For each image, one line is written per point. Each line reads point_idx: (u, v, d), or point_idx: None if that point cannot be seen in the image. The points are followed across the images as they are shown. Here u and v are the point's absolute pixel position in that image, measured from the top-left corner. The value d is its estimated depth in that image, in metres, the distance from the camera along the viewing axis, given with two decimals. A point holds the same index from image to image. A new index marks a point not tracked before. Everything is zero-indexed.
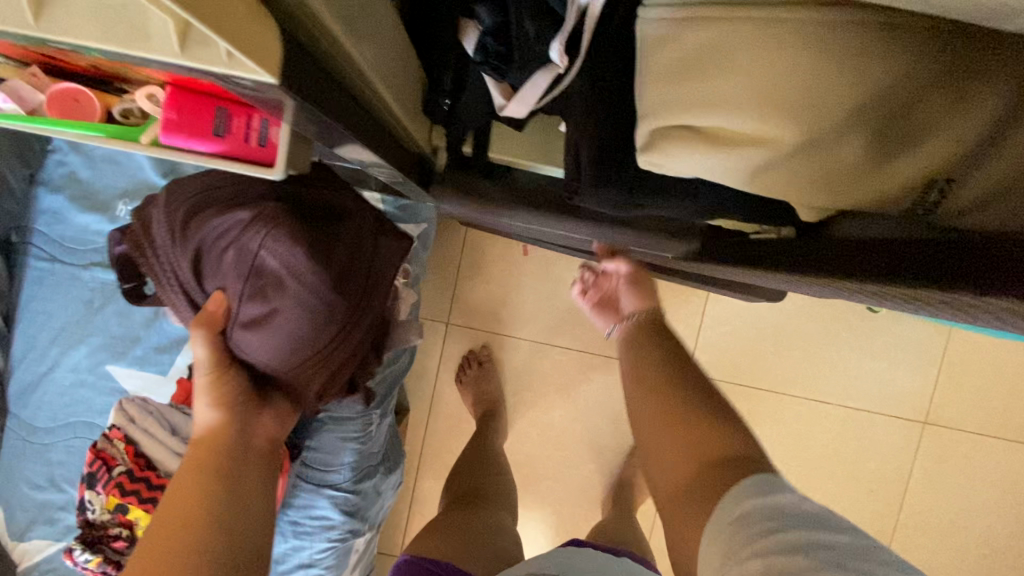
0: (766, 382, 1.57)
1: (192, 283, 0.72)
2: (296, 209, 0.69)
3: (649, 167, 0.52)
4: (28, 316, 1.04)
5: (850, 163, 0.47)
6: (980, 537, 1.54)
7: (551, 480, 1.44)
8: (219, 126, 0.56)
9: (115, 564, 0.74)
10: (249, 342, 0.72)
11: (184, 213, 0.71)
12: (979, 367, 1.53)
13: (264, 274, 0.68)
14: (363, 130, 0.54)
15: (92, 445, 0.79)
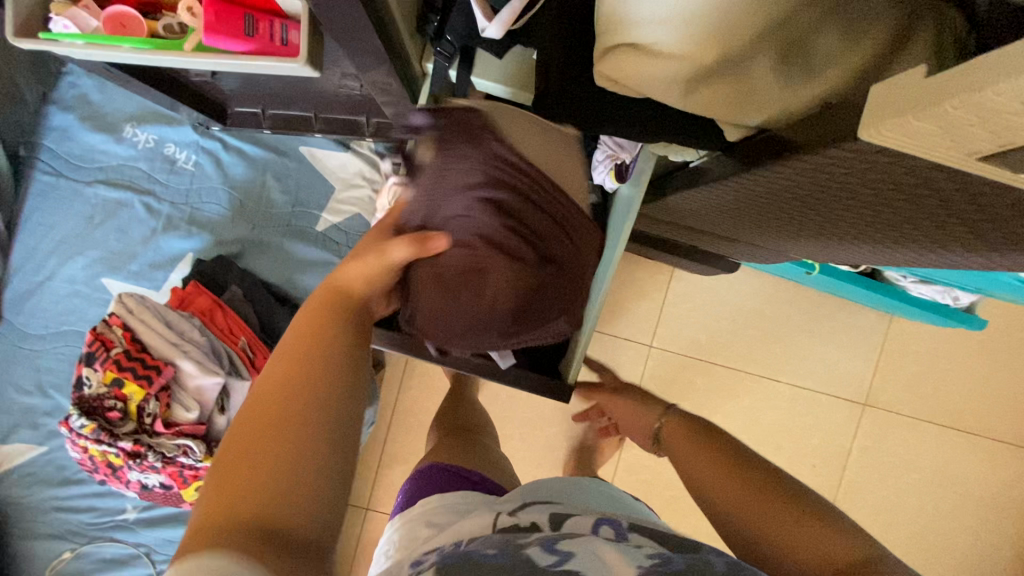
0: (723, 359, 1.57)
1: (448, 217, 0.70)
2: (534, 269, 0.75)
3: (604, 84, 0.63)
4: (29, 226, 1.10)
5: (762, 80, 0.58)
6: (919, 532, 1.49)
7: (518, 440, 1.55)
8: (250, 26, 0.64)
9: (108, 433, 0.81)
10: (426, 297, 0.72)
11: (500, 191, 0.71)
12: (920, 354, 1.53)
13: (477, 282, 0.72)
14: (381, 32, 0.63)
15: (92, 328, 0.86)
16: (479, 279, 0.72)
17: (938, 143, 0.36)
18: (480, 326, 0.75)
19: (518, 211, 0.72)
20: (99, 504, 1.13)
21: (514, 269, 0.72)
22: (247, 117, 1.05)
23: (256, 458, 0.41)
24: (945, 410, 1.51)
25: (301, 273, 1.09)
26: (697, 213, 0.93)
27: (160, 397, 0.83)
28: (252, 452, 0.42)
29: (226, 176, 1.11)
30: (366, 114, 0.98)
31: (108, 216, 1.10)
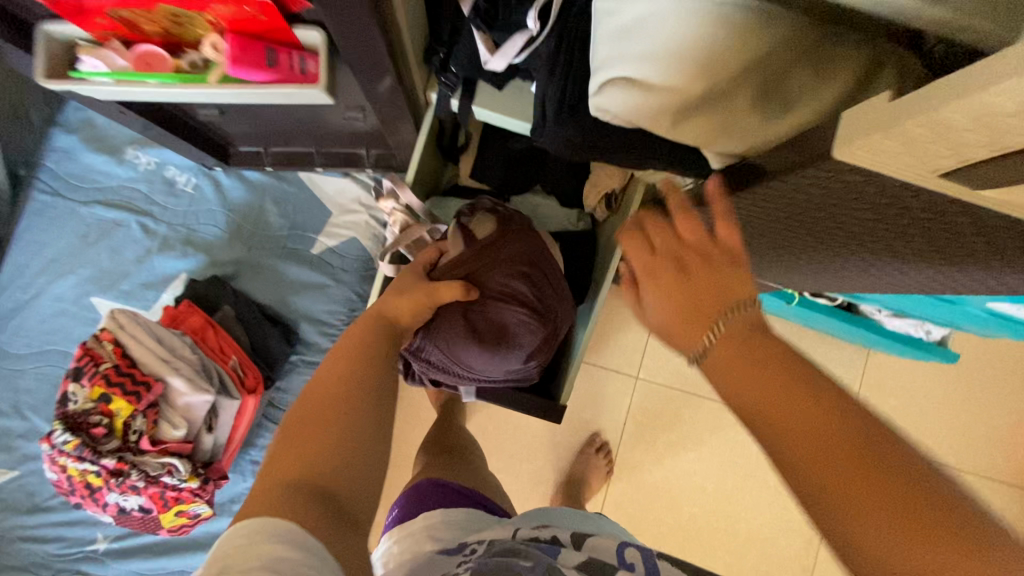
0: (709, 392, 1.58)
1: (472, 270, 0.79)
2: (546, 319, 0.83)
3: (598, 113, 0.68)
4: (22, 244, 1.10)
5: (742, 114, 0.63)
6: None
7: (504, 472, 1.52)
8: (270, 56, 0.59)
9: (92, 450, 0.79)
10: (447, 340, 0.79)
11: (521, 253, 0.82)
12: (899, 389, 1.56)
13: (495, 330, 0.80)
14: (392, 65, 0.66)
15: (81, 343, 0.85)
16: (497, 326, 0.80)
17: (911, 156, 0.40)
18: (496, 362, 0.82)
19: (533, 269, 0.82)
20: (69, 533, 1.08)
21: (530, 317, 0.81)
22: (250, 156, 1.07)
23: (327, 431, 0.49)
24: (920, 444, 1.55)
25: (294, 296, 1.10)
26: None
27: (147, 413, 0.82)
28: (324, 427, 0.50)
29: (224, 200, 1.12)
30: (368, 144, 1.02)
31: (103, 236, 1.11)
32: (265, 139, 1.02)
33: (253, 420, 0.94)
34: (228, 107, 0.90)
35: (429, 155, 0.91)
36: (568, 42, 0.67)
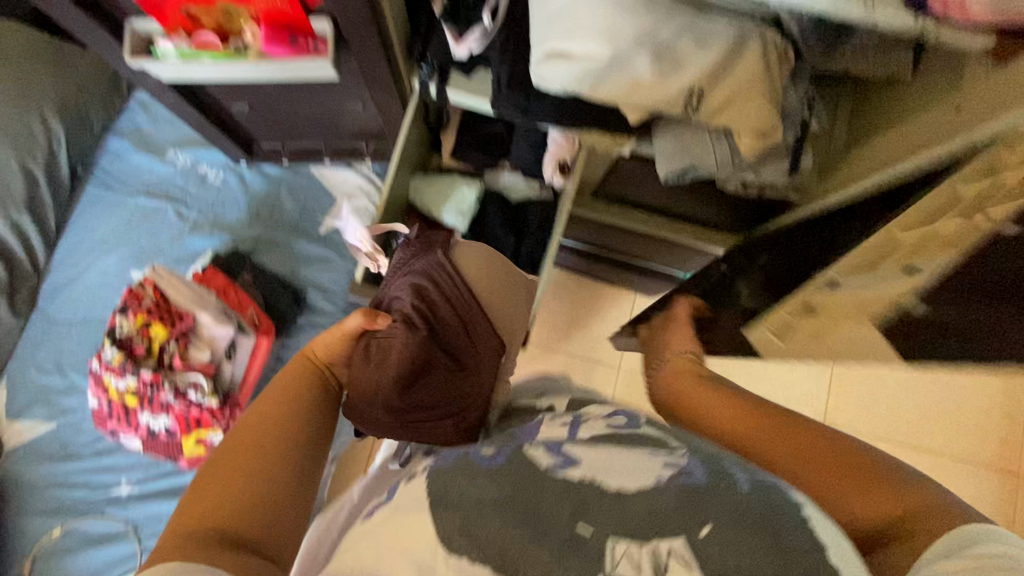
0: None
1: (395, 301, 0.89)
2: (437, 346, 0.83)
3: (538, 82, 0.89)
4: (76, 228, 1.31)
5: (643, 74, 0.83)
6: None
7: None
8: (291, 40, 0.80)
9: (133, 366, 0.95)
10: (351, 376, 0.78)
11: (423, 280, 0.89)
12: None
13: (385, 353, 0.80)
14: (382, 50, 0.88)
15: (127, 287, 1.03)
16: (385, 351, 0.80)
17: None
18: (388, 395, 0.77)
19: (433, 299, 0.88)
20: (96, 479, 1.21)
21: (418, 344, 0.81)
22: (270, 151, 1.29)
23: (229, 473, 0.55)
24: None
25: (304, 268, 1.29)
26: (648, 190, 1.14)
27: (179, 339, 0.99)
28: (227, 469, 0.55)
29: (246, 190, 1.34)
30: (366, 139, 1.24)
31: (145, 221, 1.32)
32: (282, 137, 1.24)
33: (264, 360, 1.10)
34: (254, 105, 1.12)
35: (416, 137, 1.12)
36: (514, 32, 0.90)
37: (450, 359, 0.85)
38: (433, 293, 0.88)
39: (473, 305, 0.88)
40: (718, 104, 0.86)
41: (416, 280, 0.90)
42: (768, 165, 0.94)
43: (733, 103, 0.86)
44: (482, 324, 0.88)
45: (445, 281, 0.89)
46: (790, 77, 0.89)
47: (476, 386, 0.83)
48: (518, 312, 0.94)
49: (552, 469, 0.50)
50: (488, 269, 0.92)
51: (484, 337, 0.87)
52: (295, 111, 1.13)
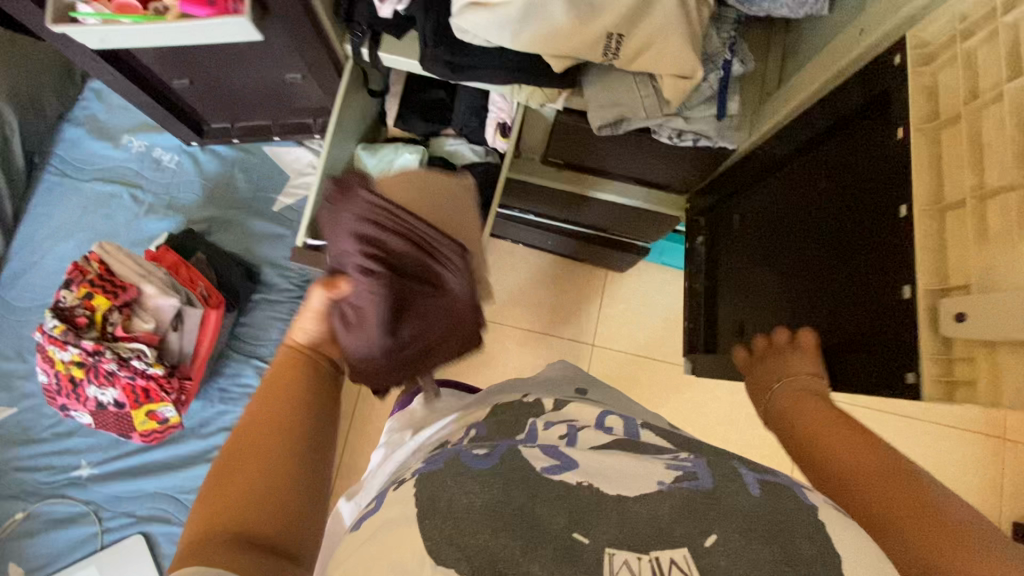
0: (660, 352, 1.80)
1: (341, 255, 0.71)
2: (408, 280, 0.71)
3: (461, 35, 0.90)
4: (34, 215, 1.32)
5: (559, 20, 0.84)
6: None
7: None
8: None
9: (76, 337, 0.97)
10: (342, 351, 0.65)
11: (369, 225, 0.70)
12: None
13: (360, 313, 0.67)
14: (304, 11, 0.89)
15: (73, 262, 1.04)
16: (356, 310, 0.67)
17: None
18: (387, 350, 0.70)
19: (387, 242, 0.70)
20: (57, 462, 1.22)
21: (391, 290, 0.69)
22: (221, 131, 1.30)
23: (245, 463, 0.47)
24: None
25: (258, 245, 1.30)
26: (591, 148, 1.15)
27: (123, 309, 1.00)
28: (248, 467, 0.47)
29: (201, 172, 1.35)
30: (314, 114, 1.25)
31: (101, 206, 1.33)
32: (230, 115, 1.25)
33: (215, 331, 1.10)
34: (196, 82, 1.13)
35: (357, 104, 1.13)
36: None
37: (422, 294, 0.73)
38: (392, 238, 0.70)
39: (435, 231, 0.72)
40: (638, 47, 0.86)
41: (357, 226, 0.70)
42: (696, 109, 0.94)
43: (652, 45, 0.86)
44: (441, 242, 0.72)
45: (397, 217, 0.71)
46: (710, 20, 0.90)
47: (457, 309, 0.77)
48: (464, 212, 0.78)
49: (546, 472, 0.45)
50: (442, 191, 0.77)
51: (450, 256, 0.73)
52: (238, 86, 1.14)
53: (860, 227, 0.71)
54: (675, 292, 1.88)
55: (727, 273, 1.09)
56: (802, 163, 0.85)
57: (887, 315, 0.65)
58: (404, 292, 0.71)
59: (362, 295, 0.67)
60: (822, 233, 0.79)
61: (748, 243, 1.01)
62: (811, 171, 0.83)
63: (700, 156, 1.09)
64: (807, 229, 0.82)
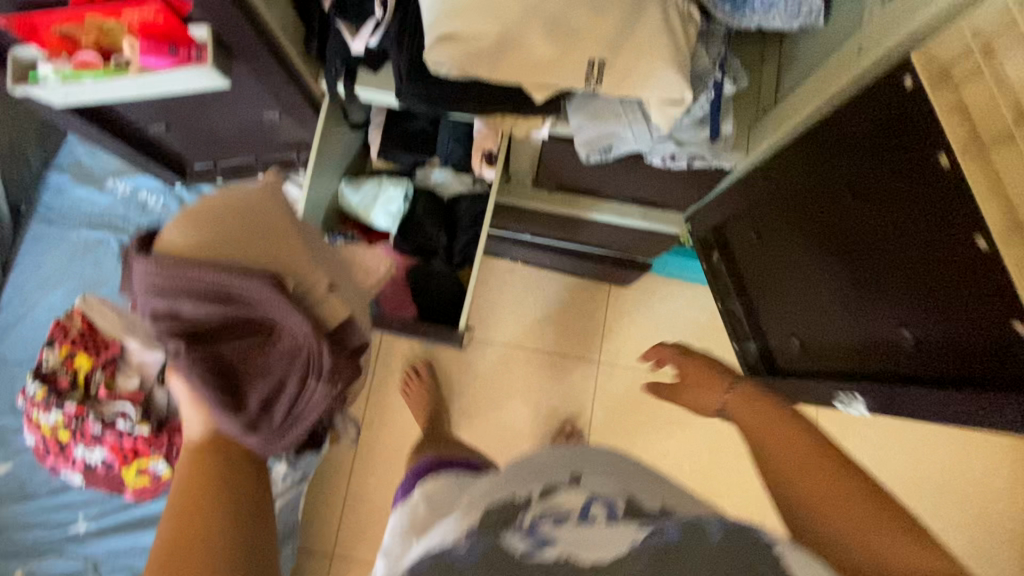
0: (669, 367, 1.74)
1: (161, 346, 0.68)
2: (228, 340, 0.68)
3: (436, 68, 0.84)
4: (22, 265, 1.31)
5: (538, 49, 0.80)
6: None
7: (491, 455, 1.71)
8: (170, 50, 0.78)
9: (59, 400, 0.95)
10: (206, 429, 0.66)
11: (165, 307, 0.66)
12: None
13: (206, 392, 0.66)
14: (273, 52, 0.86)
15: (56, 319, 1.02)
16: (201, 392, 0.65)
17: None
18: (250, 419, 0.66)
19: (190, 316, 0.67)
20: (54, 517, 1.20)
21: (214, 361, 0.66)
22: (204, 171, 1.27)
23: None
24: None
25: None
26: (584, 172, 1.11)
27: (106, 368, 0.98)
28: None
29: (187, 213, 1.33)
30: (297, 149, 1.22)
31: (88, 252, 1.31)
32: (212, 154, 1.22)
33: None
34: (173, 124, 1.10)
35: (338, 140, 1.09)
36: (409, 19, 0.87)
37: (258, 342, 0.70)
38: (183, 303, 0.66)
39: (226, 276, 0.66)
40: (622, 71, 0.82)
41: (159, 313, 0.67)
42: (688, 132, 0.89)
43: (637, 69, 0.81)
44: (245, 281, 0.67)
45: (181, 274, 0.66)
46: (698, 37, 0.85)
47: (291, 341, 0.70)
48: (274, 224, 0.74)
49: (524, 557, 0.43)
50: (244, 228, 0.71)
51: (264, 292, 0.68)
52: (217, 127, 1.12)
53: (928, 254, 0.63)
54: (681, 302, 1.82)
55: (758, 287, 1.02)
56: (827, 179, 0.77)
57: (997, 346, 0.58)
58: (230, 352, 0.69)
59: (192, 375, 0.65)
60: (878, 255, 0.71)
61: (777, 258, 0.93)
62: (840, 188, 0.75)
63: (697, 176, 1.04)
64: (854, 251, 0.74)
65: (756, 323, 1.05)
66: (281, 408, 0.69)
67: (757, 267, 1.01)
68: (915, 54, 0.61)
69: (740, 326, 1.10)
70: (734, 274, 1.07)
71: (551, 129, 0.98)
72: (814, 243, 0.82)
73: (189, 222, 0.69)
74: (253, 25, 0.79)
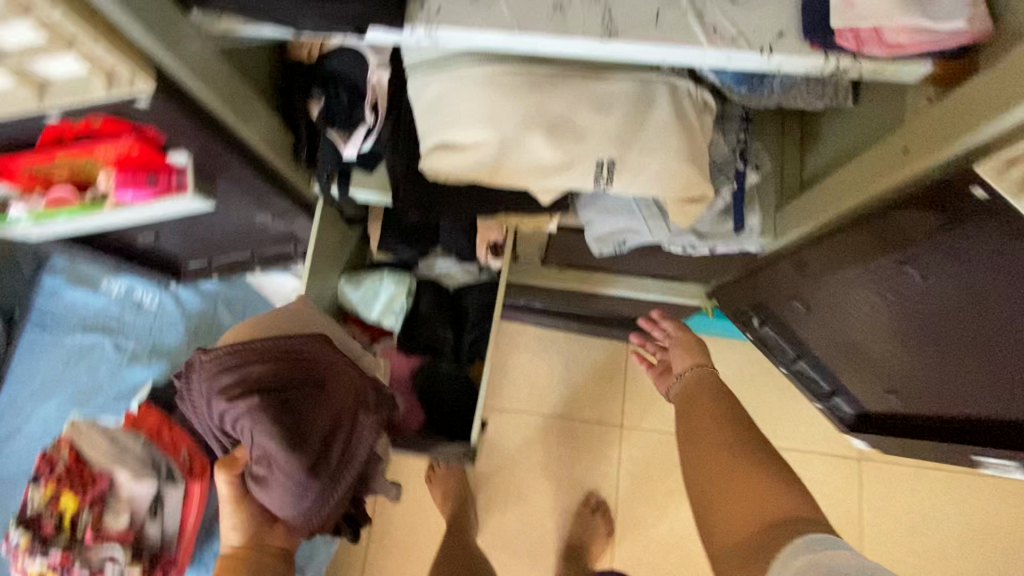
0: None
1: (219, 433, 0.77)
2: (279, 398, 0.72)
3: (433, 176, 0.78)
4: (16, 376, 1.26)
5: (541, 153, 0.74)
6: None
7: (516, 536, 1.61)
8: (149, 182, 0.72)
9: (42, 547, 0.88)
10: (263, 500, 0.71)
11: (229, 378, 0.73)
12: None
13: (264, 456, 0.70)
14: (257, 167, 0.80)
15: (43, 451, 0.96)
16: (262, 456, 0.70)
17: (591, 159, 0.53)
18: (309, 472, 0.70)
19: (246, 379, 0.73)
20: None
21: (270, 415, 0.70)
22: (199, 269, 1.22)
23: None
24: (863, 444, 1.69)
25: None
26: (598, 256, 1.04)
27: (93, 506, 0.91)
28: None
29: (184, 311, 1.28)
30: (293, 242, 1.16)
31: (83, 358, 1.26)
32: (205, 253, 1.17)
33: (203, 503, 1.00)
34: (164, 232, 1.05)
35: (335, 238, 1.03)
36: (401, 123, 0.81)
37: (313, 386, 0.75)
38: (254, 366, 0.74)
39: (289, 344, 0.77)
40: (635, 171, 0.75)
41: (221, 385, 0.73)
42: (709, 223, 0.82)
43: (651, 167, 0.75)
44: (308, 343, 0.79)
45: (241, 354, 0.75)
46: (715, 124, 0.79)
47: (344, 385, 0.78)
48: (303, 317, 0.85)
49: None
50: (289, 318, 0.84)
51: (318, 351, 0.79)
52: (209, 230, 1.06)
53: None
54: None
55: (825, 348, 0.89)
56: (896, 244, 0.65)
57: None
58: (298, 402, 0.73)
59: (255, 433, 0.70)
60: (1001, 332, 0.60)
61: (843, 315, 0.81)
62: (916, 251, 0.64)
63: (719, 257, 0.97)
64: (963, 323, 0.64)
65: (835, 378, 0.93)
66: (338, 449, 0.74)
67: (821, 331, 0.88)
68: (978, 166, 0.53)
69: (814, 385, 0.97)
70: (788, 338, 0.95)
71: (560, 222, 0.92)
72: (899, 310, 0.71)
73: (244, 331, 0.80)
74: (235, 147, 0.74)
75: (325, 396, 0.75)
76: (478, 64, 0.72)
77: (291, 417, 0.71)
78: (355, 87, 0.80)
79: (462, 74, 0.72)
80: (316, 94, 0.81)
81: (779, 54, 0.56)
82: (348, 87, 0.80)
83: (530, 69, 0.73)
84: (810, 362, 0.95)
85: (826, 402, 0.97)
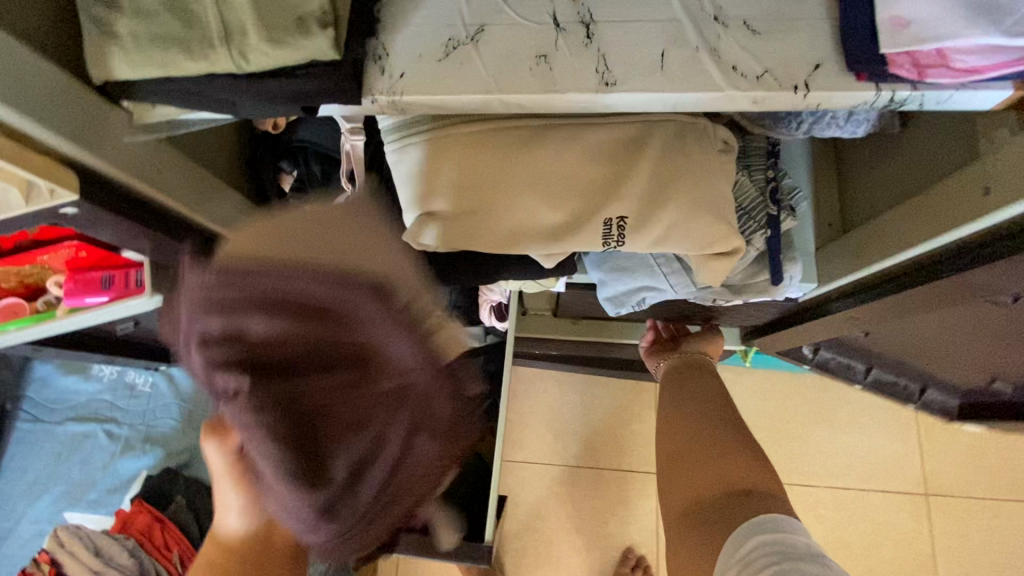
0: None
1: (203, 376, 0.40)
2: (286, 390, 0.38)
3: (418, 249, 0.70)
4: (8, 473, 1.19)
5: (537, 216, 0.65)
6: None
7: None
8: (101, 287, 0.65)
9: None
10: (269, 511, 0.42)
11: (217, 329, 0.38)
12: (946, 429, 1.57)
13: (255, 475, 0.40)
14: None
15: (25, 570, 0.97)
16: (262, 476, 0.39)
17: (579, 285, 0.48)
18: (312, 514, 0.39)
19: (300, 336, 0.38)
20: None
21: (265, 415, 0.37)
22: None
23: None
24: (922, 472, 1.55)
25: None
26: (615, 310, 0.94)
27: None
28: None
29: (178, 392, 1.20)
30: None
31: (76, 450, 1.19)
32: None
33: None
34: (145, 317, 0.98)
35: None
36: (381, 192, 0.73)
37: (363, 386, 0.39)
38: (251, 320, 0.37)
39: (335, 276, 0.39)
40: (648, 228, 0.65)
41: (256, 334, 0.38)
42: (739, 276, 0.71)
43: (666, 223, 0.64)
44: (325, 287, 0.38)
45: (251, 282, 0.38)
46: (737, 165, 0.68)
47: (381, 360, 0.40)
48: (358, 235, 0.44)
49: None
50: (355, 240, 0.42)
51: (351, 294, 0.39)
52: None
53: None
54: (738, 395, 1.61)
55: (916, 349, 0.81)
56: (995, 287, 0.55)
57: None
58: (338, 402, 0.39)
59: (251, 428, 0.38)
60: None
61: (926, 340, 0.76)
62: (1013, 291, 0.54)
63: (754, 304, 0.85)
64: None
65: (920, 377, 0.92)
66: (376, 488, 0.40)
67: (894, 338, 0.81)
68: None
69: (901, 389, 0.97)
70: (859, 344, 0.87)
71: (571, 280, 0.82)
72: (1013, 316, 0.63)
73: (257, 234, 0.42)
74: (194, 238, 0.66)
75: (353, 389, 0.39)
76: (458, 123, 0.63)
77: (296, 420, 0.38)
78: (328, 156, 0.72)
79: (440, 136, 0.63)
80: (286, 167, 0.74)
81: (818, 92, 0.46)
82: (320, 157, 0.72)
83: (519, 123, 0.63)
84: (885, 369, 0.93)
85: (919, 401, 0.98)
